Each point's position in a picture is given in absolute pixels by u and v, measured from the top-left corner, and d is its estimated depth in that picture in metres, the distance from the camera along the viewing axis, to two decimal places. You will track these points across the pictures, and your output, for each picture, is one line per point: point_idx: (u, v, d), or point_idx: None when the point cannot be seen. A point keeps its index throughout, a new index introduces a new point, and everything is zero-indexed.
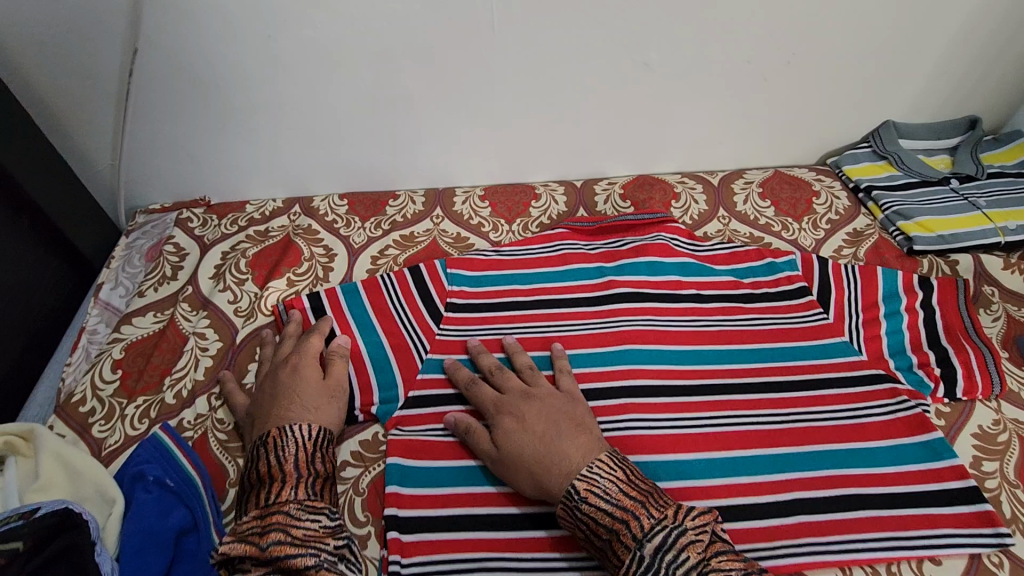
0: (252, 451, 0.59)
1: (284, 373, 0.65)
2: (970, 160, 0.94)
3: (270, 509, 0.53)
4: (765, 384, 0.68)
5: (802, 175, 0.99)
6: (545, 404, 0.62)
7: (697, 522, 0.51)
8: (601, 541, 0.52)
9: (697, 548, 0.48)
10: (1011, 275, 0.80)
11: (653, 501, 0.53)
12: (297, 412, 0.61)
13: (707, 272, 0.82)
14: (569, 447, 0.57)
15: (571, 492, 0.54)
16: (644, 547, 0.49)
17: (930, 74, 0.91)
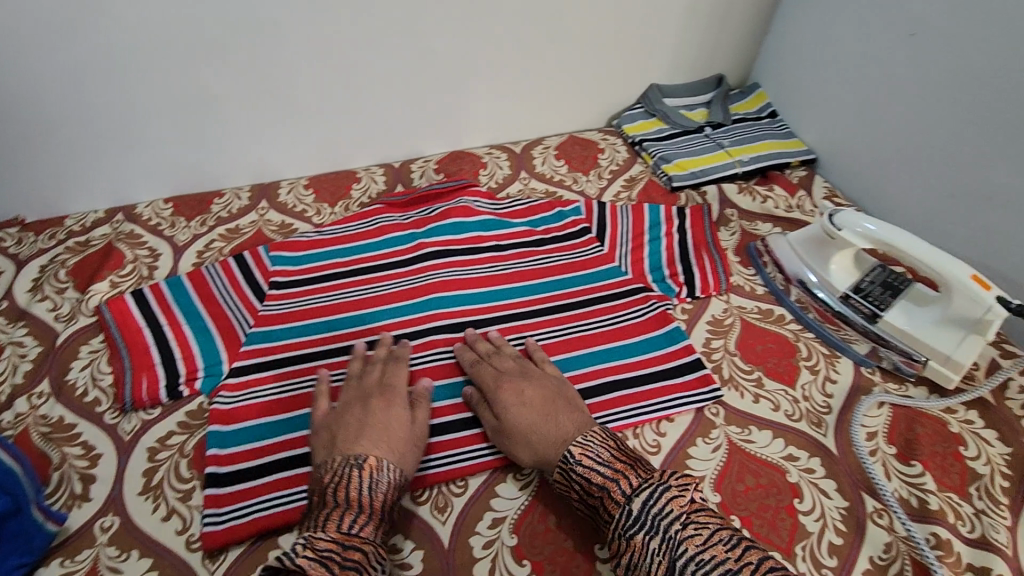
0: (336, 468, 0.57)
1: (380, 408, 0.65)
2: (721, 111, 1.15)
3: (350, 543, 0.52)
4: (547, 309, 0.82)
5: (592, 136, 1.15)
6: (539, 382, 0.68)
7: (678, 481, 0.54)
8: (594, 500, 0.57)
9: (682, 502, 0.52)
10: (744, 198, 1.00)
11: (641, 467, 0.57)
12: (397, 454, 0.61)
13: (504, 226, 0.95)
14: (561, 418, 0.63)
15: (566, 456, 0.59)
16: (632, 501, 0.53)
17: (674, 42, 1.10)
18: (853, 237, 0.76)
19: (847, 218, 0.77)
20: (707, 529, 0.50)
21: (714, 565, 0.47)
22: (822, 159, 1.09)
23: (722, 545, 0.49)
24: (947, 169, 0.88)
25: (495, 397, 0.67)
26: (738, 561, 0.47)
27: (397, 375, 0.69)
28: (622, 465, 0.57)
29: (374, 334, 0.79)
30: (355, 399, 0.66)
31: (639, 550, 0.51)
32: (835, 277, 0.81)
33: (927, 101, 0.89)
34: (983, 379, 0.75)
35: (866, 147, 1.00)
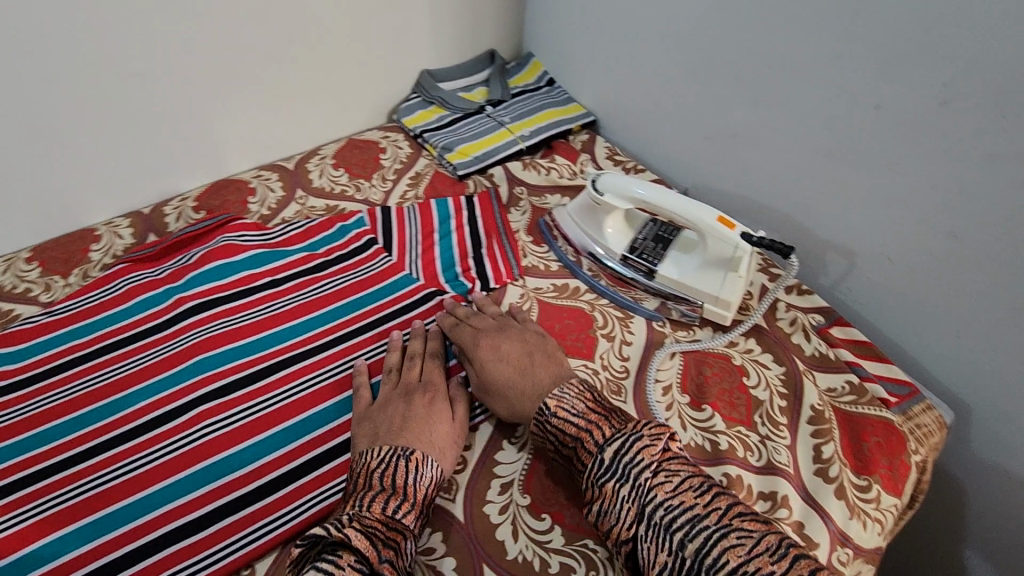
0: (381, 457, 0.58)
1: (423, 402, 0.64)
2: (499, 86, 1.13)
3: (393, 525, 0.54)
4: (333, 342, 0.76)
5: (371, 136, 1.08)
6: (514, 337, 0.70)
7: (652, 431, 0.57)
8: (568, 447, 0.60)
9: (654, 452, 0.55)
10: (529, 172, 0.99)
11: (616, 416, 0.59)
12: (441, 447, 0.61)
13: (278, 256, 0.85)
14: (539, 370, 0.66)
15: (541, 410, 0.62)
16: (605, 452, 0.56)
17: (427, 27, 1.07)
18: (615, 198, 0.77)
19: (608, 182, 0.77)
20: (677, 476, 0.54)
21: (683, 510, 0.51)
22: (600, 119, 1.11)
23: (691, 490, 0.53)
24: (695, 113, 0.92)
25: (472, 354, 0.69)
26: (706, 506, 0.52)
27: (438, 371, 0.69)
28: (596, 416, 0.60)
29: (129, 423, 0.67)
30: (398, 392, 0.66)
31: (609, 497, 0.54)
32: (613, 241, 0.82)
33: (662, 50, 0.93)
34: (756, 306, 0.80)
35: (631, 102, 1.03)
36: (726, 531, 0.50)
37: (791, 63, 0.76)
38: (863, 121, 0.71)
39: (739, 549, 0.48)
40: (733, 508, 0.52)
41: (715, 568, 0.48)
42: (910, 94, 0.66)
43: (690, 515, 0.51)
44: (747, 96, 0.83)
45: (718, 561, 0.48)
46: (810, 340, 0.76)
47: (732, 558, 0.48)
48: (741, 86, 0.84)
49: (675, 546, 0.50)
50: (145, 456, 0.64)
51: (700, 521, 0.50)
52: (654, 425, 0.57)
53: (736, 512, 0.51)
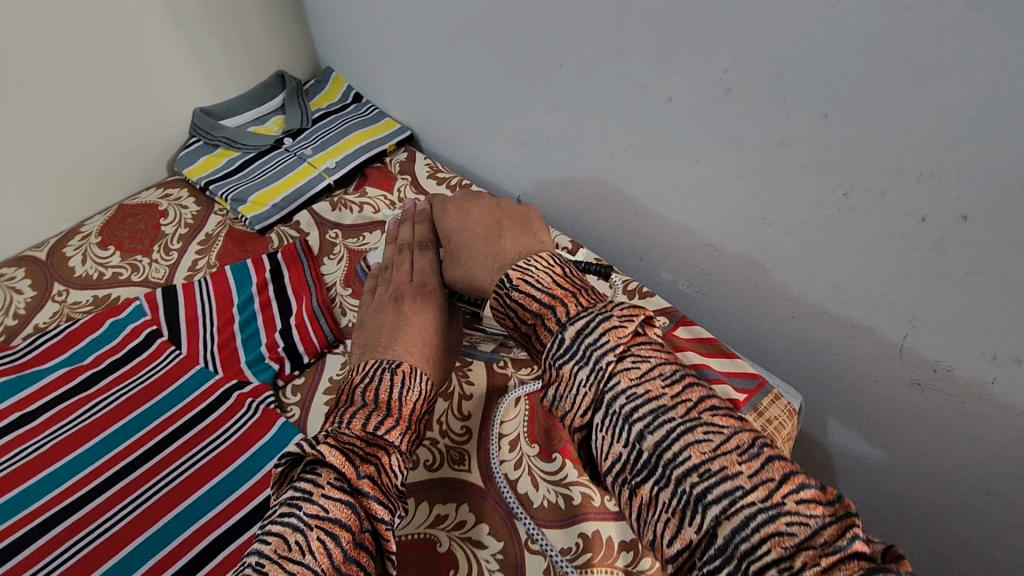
0: (367, 369, 0.57)
1: (411, 307, 0.63)
2: (297, 113, 0.99)
3: (375, 441, 0.51)
4: (109, 481, 0.62)
5: (148, 198, 0.91)
6: (491, 209, 0.68)
7: (624, 313, 0.51)
8: (525, 327, 0.54)
9: (623, 335, 0.49)
10: (340, 212, 0.87)
11: (584, 294, 0.54)
12: (420, 355, 0.60)
13: (27, 383, 0.69)
14: (507, 241, 0.62)
15: (505, 281, 0.56)
16: (567, 331, 0.50)
17: (187, 64, 0.91)
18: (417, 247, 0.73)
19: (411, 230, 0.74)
20: (646, 366, 0.48)
21: (647, 401, 0.46)
22: (418, 132, 1.01)
23: (660, 378, 0.47)
24: (504, 119, 0.84)
25: (447, 230, 0.68)
26: (674, 398, 0.46)
27: (428, 270, 0.67)
28: (562, 292, 0.53)
29: None
30: (390, 295, 0.66)
31: (567, 381, 0.49)
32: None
33: (454, 58, 0.84)
34: None
35: (442, 111, 0.93)
36: (694, 426, 0.44)
37: (575, 59, 0.70)
38: (659, 115, 0.67)
39: (705, 446, 0.43)
40: (706, 402, 0.46)
41: (673, 465, 0.43)
42: (688, 85, 0.62)
43: (653, 407, 0.45)
44: (547, 98, 0.77)
45: (678, 456, 0.43)
46: None
47: (695, 455, 0.43)
48: (538, 88, 0.77)
49: (632, 439, 0.45)
50: None
51: (665, 414, 0.45)
52: (627, 311, 0.51)
53: (707, 406, 0.45)
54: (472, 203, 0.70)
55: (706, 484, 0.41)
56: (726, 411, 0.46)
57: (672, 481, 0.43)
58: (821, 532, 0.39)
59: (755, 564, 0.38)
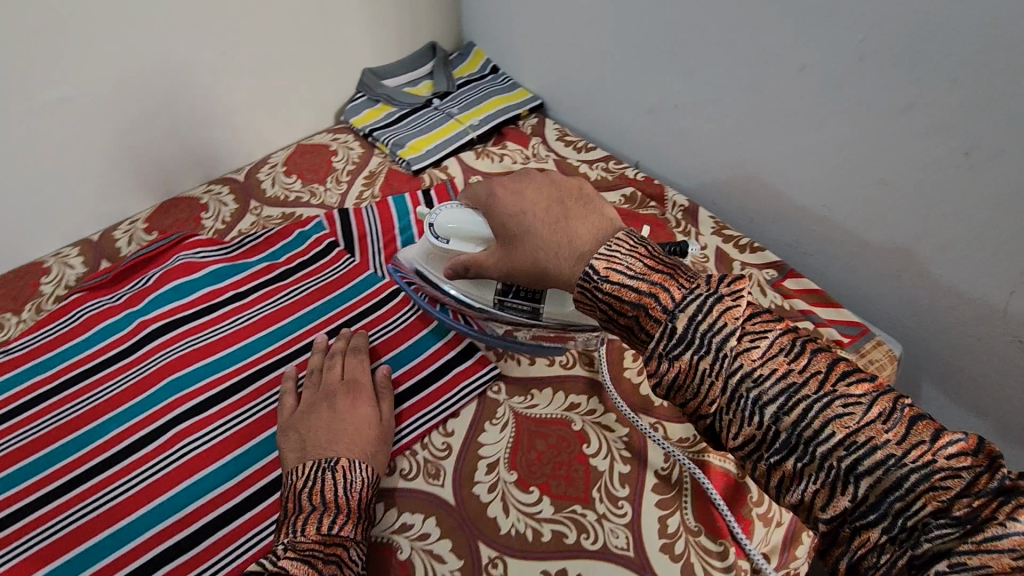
0: (306, 474, 0.59)
1: (347, 403, 0.65)
2: (444, 78, 1.13)
3: (331, 539, 0.54)
4: (308, 346, 0.76)
5: (321, 139, 1.06)
6: (541, 194, 0.62)
7: (730, 289, 0.50)
8: (626, 318, 0.54)
9: (737, 316, 0.48)
10: (483, 161, 1.00)
11: (681, 274, 0.53)
12: (357, 448, 0.61)
13: (239, 269, 0.84)
14: (575, 228, 0.58)
15: (591, 273, 0.55)
16: (678, 317, 0.49)
17: (365, 27, 1.05)
18: (462, 243, 0.67)
19: (448, 225, 0.67)
20: (770, 346, 0.48)
21: (778, 381, 0.46)
22: (547, 102, 1.12)
23: (783, 354, 0.47)
24: (635, 89, 0.94)
25: (500, 220, 0.63)
26: (805, 372, 0.46)
27: (359, 368, 0.69)
28: (658, 278, 0.52)
29: (109, 450, 0.68)
30: (319, 395, 0.66)
31: (686, 370, 0.48)
32: (476, 286, 0.69)
33: (601, 32, 0.93)
34: (712, 267, 0.84)
35: (574, 81, 1.05)
36: (831, 401, 0.45)
37: (716, 32, 0.79)
38: (791, 82, 0.75)
39: (847, 419, 0.44)
40: (839, 372, 0.46)
41: (816, 442, 0.44)
42: (834, 53, 0.69)
43: (786, 386, 0.46)
44: (681, 67, 0.86)
45: (821, 433, 0.44)
46: (767, 294, 0.80)
47: (839, 429, 0.44)
48: (675, 59, 0.86)
49: (767, 420, 0.46)
50: (134, 477, 0.66)
51: (799, 391, 0.45)
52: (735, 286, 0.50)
53: (842, 376, 0.46)
54: (529, 180, 0.63)
55: (857, 456, 0.43)
56: (861, 375, 0.46)
57: (817, 457, 0.44)
58: (975, 483, 0.41)
59: (915, 522, 0.41)
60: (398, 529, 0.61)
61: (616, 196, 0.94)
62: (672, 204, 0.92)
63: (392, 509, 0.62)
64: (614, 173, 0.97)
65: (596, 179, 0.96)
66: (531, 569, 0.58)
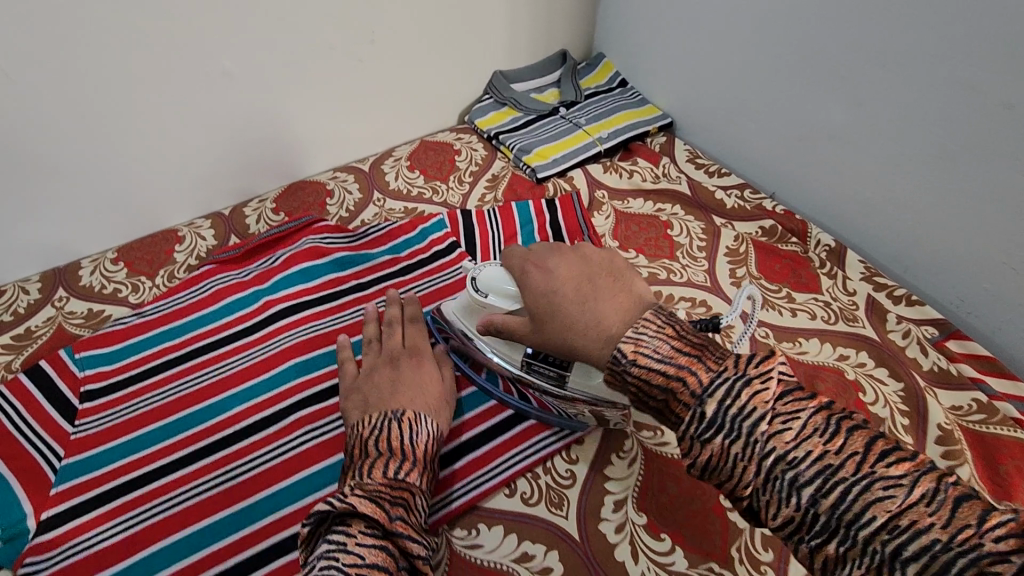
0: (372, 425, 0.57)
1: (411, 367, 0.63)
2: (571, 87, 1.09)
3: (399, 485, 0.52)
4: None
5: (445, 138, 1.05)
6: (571, 267, 0.58)
7: (759, 370, 0.44)
8: (656, 403, 0.48)
9: (767, 398, 0.42)
10: (610, 176, 0.96)
11: (710, 354, 0.47)
12: (425, 404, 0.60)
13: (362, 260, 0.83)
14: (602, 309, 0.53)
15: (616, 355, 0.49)
16: (705, 404, 0.43)
17: (506, 29, 1.04)
18: (499, 300, 0.61)
19: (487, 281, 0.62)
20: (799, 424, 0.42)
21: (811, 461, 0.40)
22: (677, 120, 1.07)
23: (818, 434, 0.41)
24: (787, 115, 0.88)
25: (524, 297, 0.58)
26: (838, 450, 0.40)
27: (420, 335, 0.68)
28: (685, 357, 0.47)
29: (228, 427, 0.67)
30: (384, 359, 0.65)
31: (718, 456, 0.43)
32: (508, 345, 0.62)
33: (761, 54, 0.88)
34: (863, 317, 0.76)
35: (711, 101, 0.99)
36: (870, 482, 0.39)
37: (902, 59, 0.72)
38: (989, 121, 0.67)
39: (887, 502, 0.38)
40: (875, 452, 0.40)
41: (855, 524, 0.38)
42: None
43: (822, 469, 0.40)
44: (848, 95, 0.79)
45: (807, 472, 0.40)
46: (927, 354, 0.72)
47: (879, 513, 0.38)
48: (844, 86, 0.79)
49: (804, 503, 0.40)
50: (253, 459, 0.64)
51: (834, 473, 0.39)
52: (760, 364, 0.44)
53: (879, 456, 0.39)
54: (552, 259, 0.59)
55: (902, 541, 0.37)
56: None
57: (858, 541, 0.38)
58: (913, 484, 0.38)
59: None
60: (519, 558, 0.57)
61: (753, 227, 0.88)
62: (815, 242, 0.84)
63: (512, 535, 0.59)
64: (750, 203, 0.90)
65: (732, 208, 0.90)
66: None
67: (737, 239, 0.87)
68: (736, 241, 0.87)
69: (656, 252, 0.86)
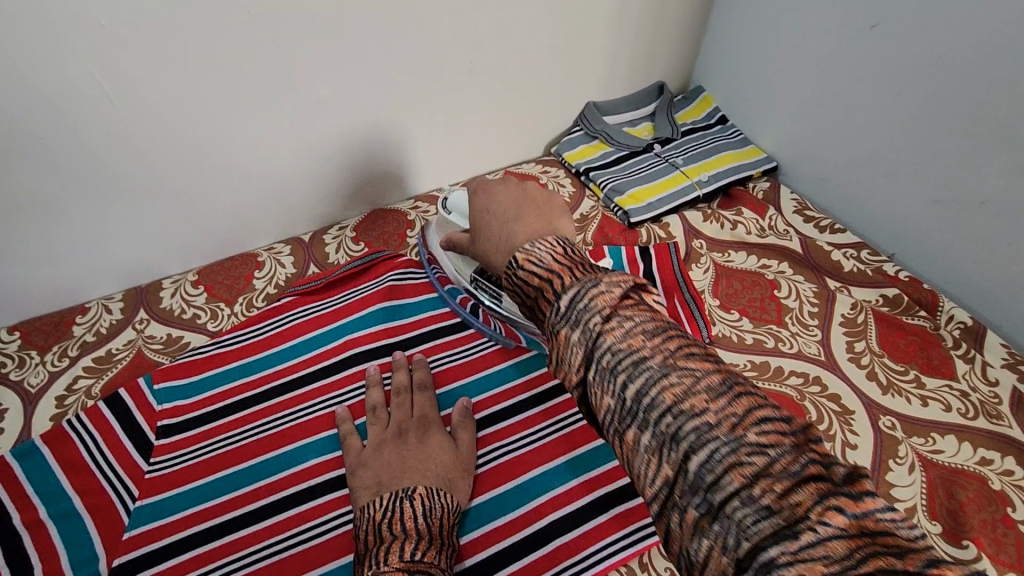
0: (385, 507, 0.54)
1: (417, 440, 0.62)
2: (666, 122, 1.02)
3: (417, 568, 0.47)
4: (510, 408, 0.69)
5: (530, 170, 1.00)
6: (508, 194, 0.59)
7: (614, 278, 0.45)
8: (530, 303, 0.48)
9: (609, 297, 0.43)
10: (710, 225, 0.88)
11: (586, 267, 0.47)
12: (436, 480, 0.58)
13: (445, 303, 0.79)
14: (516, 228, 0.55)
15: (509, 261, 0.50)
16: (561, 300, 0.44)
17: (605, 61, 0.98)
18: (458, 219, 0.74)
19: (454, 204, 0.75)
20: (765, 457, 0.35)
21: (689, 417, 0.38)
22: (783, 165, 0.99)
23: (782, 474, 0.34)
24: (923, 172, 0.78)
25: (471, 215, 0.62)
26: (784, 494, 0.34)
27: (429, 403, 0.66)
28: (563, 267, 0.47)
29: (302, 481, 0.63)
30: (391, 432, 0.63)
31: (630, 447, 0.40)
32: (464, 262, 0.75)
33: (895, 103, 0.79)
34: (1009, 414, 0.67)
35: (826, 148, 0.90)
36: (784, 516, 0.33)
37: None
38: None
39: (748, 469, 0.35)
40: (840, 508, 0.32)
41: (715, 488, 0.35)
42: None
43: (774, 521, 0.33)
44: (1006, 157, 0.69)
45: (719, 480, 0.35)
46: None
47: (761, 502, 0.34)
48: (1003, 149, 0.69)
49: (678, 459, 0.37)
50: (326, 521, 0.60)
51: (787, 529, 0.32)
52: (687, 357, 0.41)
53: (753, 420, 0.36)
54: (495, 185, 0.61)
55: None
56: None
57: (713, 506, 0.35)
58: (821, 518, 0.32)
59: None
60: None
61: (874, 295, 0.79)
62: (947, 318, 0.75)
63: None
64: (869, 267, 0.81)
65: (849, 271, 0.81)
66: None
67: (854, 308, 0.78)
68: (854, 309, 0.78)
69: (762, 315, 0.78)
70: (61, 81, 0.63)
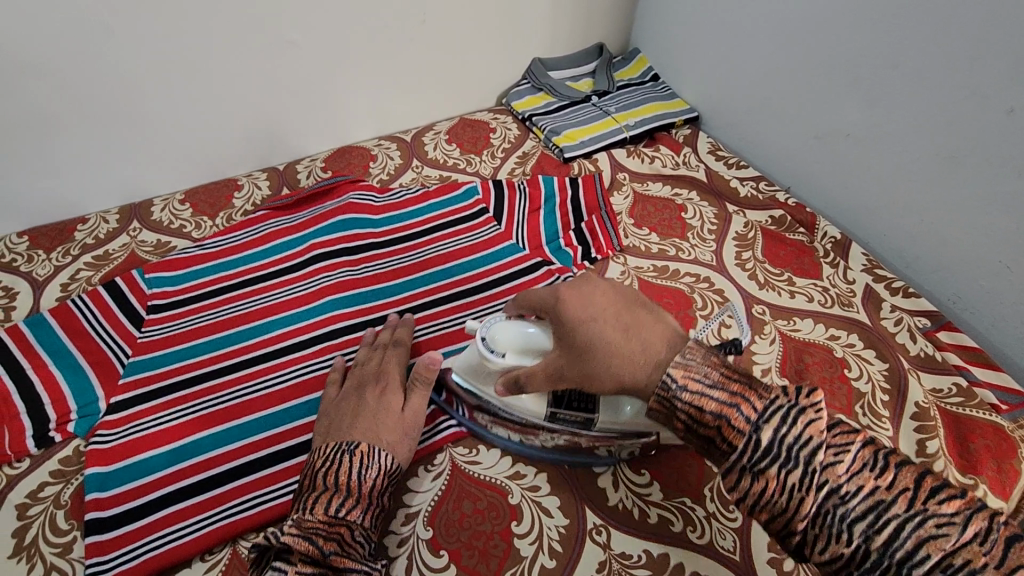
0: (325, 455, 0.58)
1: (376, 396, 0.64)
2: (605, 78, 1.16)
3: (335, 524, 0.53)
4: (447, 296, 0.82)
5: (482, 117, 1.13)
6: (604, 303, 0.56)
7: (796, 394, 0.46)
8: (702, 432, 0.48)
9: (819, 425, 0.44)
10: (633, 160, 1.03)
11: (757, 386, 0.48)
12: (383, 439, 0.60)
13: (398, 218, 0.92)
14: (648, 338, 0.53)
15: (666, 381, 0.50)
16: (761, 431, 0.44)
17: (548, 20, 1.11)
18: (520, 356, 0.60)
19: (502, 339, 0.60)
20: (849, 456, 0.43)
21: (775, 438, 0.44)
22: (703, 115, 1.12)
23: (867, 468, 0.42)
24: (806, 113, 0.92)
25: (559, 326, 0.57)
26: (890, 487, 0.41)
27: (397, 364, 0.68)
28: (735, 385, 0.48)
29: (268, 346, 0.76)
30: (356, 384, 0.66)
31: (771, 482, 0.43)
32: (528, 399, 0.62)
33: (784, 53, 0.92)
34: (858, 303, 0.81)
35: (735, 97, 1.04)
36: (923, 519, 0.40)
37: (919, 62, 0.75)
38: (994, 125, 0.70)
39: (838, 468, 0.42)
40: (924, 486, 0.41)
41: (815, 491, 0.42)
42: None
43: (873, 504, 0.41)
44: (865, 95, 0.82)
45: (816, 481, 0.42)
46: (916, 341, 0.76)
47: (831, 478, 0.42)
48: (863, 88, 0.82)
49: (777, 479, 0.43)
50: (285, 375, 0.73)
51: (886, 510, 0.40)
52: (757, 382, 0.48)
53: (831, 428, 0.44)
54: (590, 286, 0.58)
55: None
56: None
57: (818, 509, 0.42)
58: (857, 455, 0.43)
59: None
60: (511, 476, 0.65)
61: (764, 216, 0.93)
62: (822, 234, 0.88)
63: (507, 457, 0.66)
64: (764, 194, 0.95)
65: (744, 197, 0.96)
66: (634, 544, 0.59)
67: (746, 226, 0.92)
68: (746, 227, 0.92)
69: (668, 231, 0.92)
70: (63, 10, 0.75)
